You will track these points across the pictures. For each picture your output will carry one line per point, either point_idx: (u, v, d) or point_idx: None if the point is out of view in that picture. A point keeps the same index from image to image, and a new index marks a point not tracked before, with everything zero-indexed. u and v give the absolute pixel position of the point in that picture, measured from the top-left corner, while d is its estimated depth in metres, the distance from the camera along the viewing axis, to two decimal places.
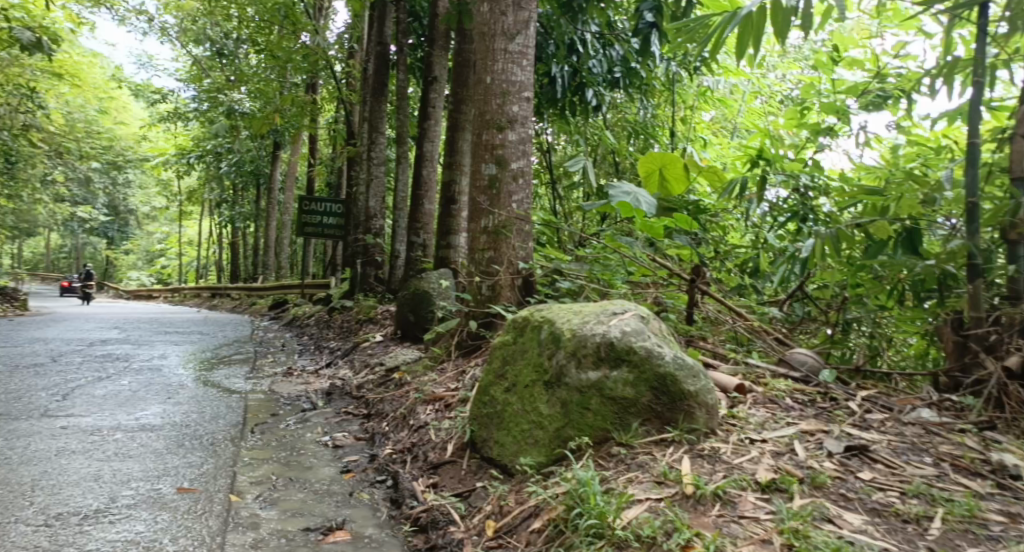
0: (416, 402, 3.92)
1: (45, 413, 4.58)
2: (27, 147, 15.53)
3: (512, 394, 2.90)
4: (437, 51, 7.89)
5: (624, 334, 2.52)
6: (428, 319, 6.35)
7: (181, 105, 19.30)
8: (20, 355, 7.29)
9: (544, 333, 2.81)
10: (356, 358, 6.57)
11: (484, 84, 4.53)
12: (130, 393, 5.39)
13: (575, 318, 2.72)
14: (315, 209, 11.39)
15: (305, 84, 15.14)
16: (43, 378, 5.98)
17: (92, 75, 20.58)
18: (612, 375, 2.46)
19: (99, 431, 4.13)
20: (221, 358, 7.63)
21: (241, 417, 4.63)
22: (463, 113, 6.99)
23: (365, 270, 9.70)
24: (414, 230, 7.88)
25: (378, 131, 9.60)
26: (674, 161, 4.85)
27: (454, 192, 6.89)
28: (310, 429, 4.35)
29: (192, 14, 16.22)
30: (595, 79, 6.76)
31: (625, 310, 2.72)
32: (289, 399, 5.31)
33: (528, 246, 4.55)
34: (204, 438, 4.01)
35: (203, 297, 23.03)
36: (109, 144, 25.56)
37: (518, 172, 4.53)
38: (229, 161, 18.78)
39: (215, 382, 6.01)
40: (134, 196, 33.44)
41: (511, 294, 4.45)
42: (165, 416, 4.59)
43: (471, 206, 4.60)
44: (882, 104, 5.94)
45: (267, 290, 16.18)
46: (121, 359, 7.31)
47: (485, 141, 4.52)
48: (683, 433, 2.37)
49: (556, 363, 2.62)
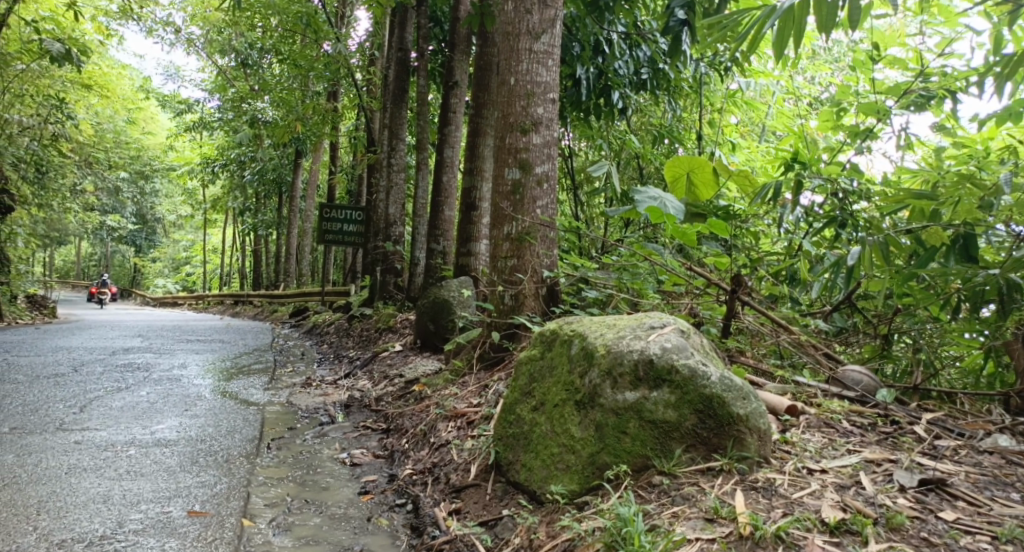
0: (437, 418, 3.72)
1: (60, 427, 4.46)
2: (56, 157, 15.67)
3: (540, 413, 2.69)
4: (459, 55, 7.72)
5: (664, 351, 2.29)
6: (448, 329, 6.16)
7: (206, 114, 19.39)
8: (40, 365, 7.22)
9: (574, 348, 2.60)
10: (376, 368, 6.40)
11: (507, 85, 4.34)
12: (147, 405, 5.26)
13: (608, 333, 2.49)
14: (335, 216, 11.28)
15: (328, 92, 15.12)
16: (62, 389, 5.89)
17: (121, 86, 20.82)
18: (652, 396, 2.25)
19: (112, 447, 3.99)
20: (241, 368, 7.51)
21: (258, 431, 4.47)
22: (486, 118, 6.82)
23: (385, 278, 9.54)
24: (433, 236, 7.69)
25: (399, 137, 9.47)
26: (703, 165, 4.64)
27: (476, 198, 6.71)
28: (327, 445, 4.18)
29: (217, 24, 16.27)
30: (622, 81, 6.54)
31: (664, 323, 2.48)
32: (307, 412, 5.15)
33: (553, 254, 4.36)
34: (219, 455, 3.85)
35: (226, 305, 23.11)
36: (136, 153, 25.85)
37: (543, 176, 4.33)
38: (252, 170, 18.82)
39: (233, 394, 5.87)
40: (161, 204, 33.83)
41: (536, 303, 4.27)
42: (180, 430, 4.45)
43: (494, 212, 4.41)
44: (925, 104, 5.65)
45: (289, 297, 16.14)
46: (141, 368, 7.22)
47: (509, 144, 4.33)
48: (733, 462, 2.17)
49: (589, 382, 2.40)
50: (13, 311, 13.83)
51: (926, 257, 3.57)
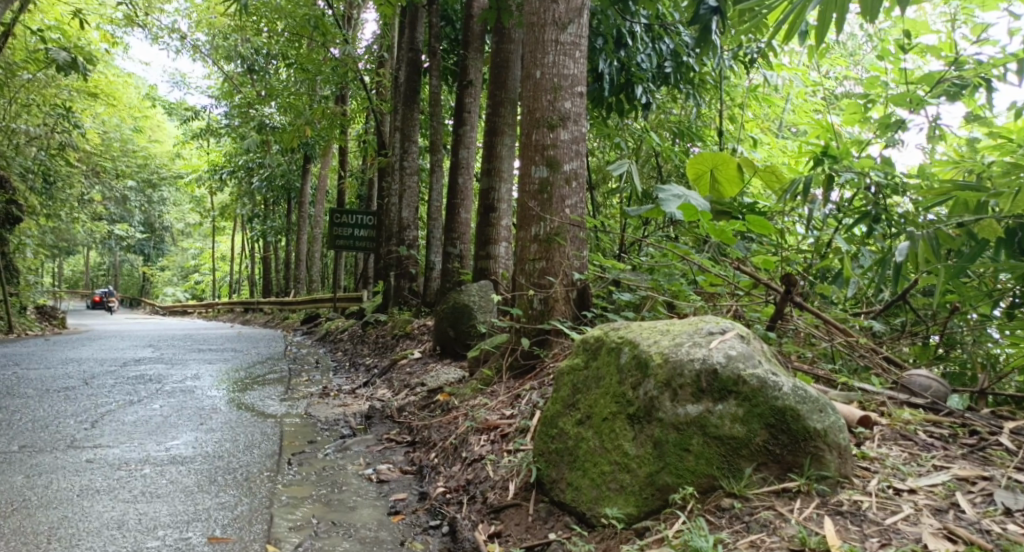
0: (467, 431, 3.52)
1: (72, 445, 4.29)
2: (64, 166, 15.60)
3: (587, 426, 2.50)
4: (473, 54, 7.53)
5: (729, 360, 2.09)
6: (468, 334, 5.98)
7: (214, 121, 19.29)
8: (51, 378, 7.07)
9: (625, 357, 2.40)
10: (395, 377, 6.21)
11: (533, 79, 4.17)
12: (161, 419, 5.09)
13: (664, 340, 2.29)
14: (346, 221, 11.12)
15: (336, 96, 15.00)
16: (73, 403, 5.73)
17: (128, 95, 20.78)
18: (717, 410, 2.05)
19: (126, 465, 3.81)
20: (255, 377, 7.34)
21: (277, 446, 4.28)
22: (504, 116, 6.63)
23: (399, 283, 9.35)
24: (450, 240, 7.48)
25: (411, 139, 9.29)
26: (727, 162, 4.44)
27: (494, 200, 6.53)
28: (350, 460, 3.99)
29: (223, 30, 16.17)
30: (643, 76, 6.37)
31: (723, 328, 2.28)
32: (327, 423, 4.97)
33: (583, 255, 4.17)
34: (238, 472, 3.68)
35: (236, 312, 23.00)
36: (144, 162, 25.84)
37: (572, 174, 4.14)
38: (261, 176, 18.71)
39: (249, 405, 5.69)
40: (170, 212, 33.80)
41: (566, 307, 4.08)
42: (197, 446, 4.27)
43: (520, 212, 4.21)
44: (960, 93, 5.39)
45: (300, 304, 15.99)
46: (154, 380, 7.06)
47: (535, 141, 4.15)
48: (812, 483, 1.97)
49: (644, 395, 2.19)
50: (23, 322, 13.72)
51: (979, 251, 3.34)
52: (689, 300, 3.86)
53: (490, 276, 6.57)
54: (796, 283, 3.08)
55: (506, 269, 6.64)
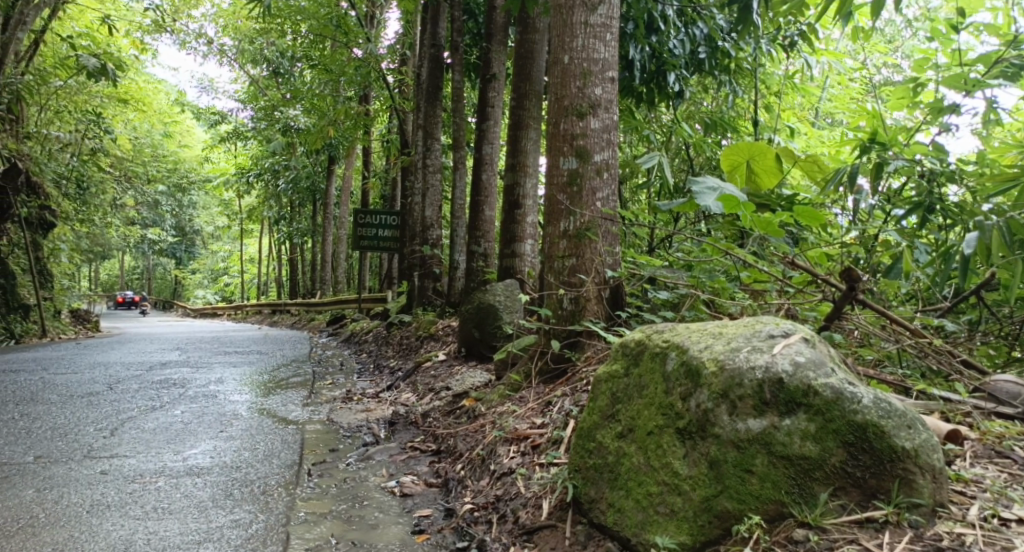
0: (495, 441, 3.28)
1: (88, 455, 4.13)
2: (96, 172, 15.70)
3: (629, 440, 2.24)
4: (496, 46, 7.27)
5: (796, 368, 1.81)
6: (494, 336, 5.75)
7: (240, 125, 19.33)
8: (75, 383, 6.97)
9: (671, 364, 2.13)
10: (419, 380, 6.00)
11: (560, 65, 3.90)
12: (181, 427, 4.92)
13: (717, 343, 2.02)
14: (370, 222, 10.96)
15: (359, 96, 14.87)
16: (94, 410, 5.60)
17: (156, 101, 20.90)
18: (784, 425, 1.77)
19: (140, 477, 3.64)
20: (279, 381, 7.19)
21: (297, 455, 4.08)
22: (530, 109, 6.37)
23: (423, 283, 9.14)
24: (474, 238, 7.25)
25: (434, 137, 9.07)
26: (766, 153, 4.08)
27: (519, 196, 6.29)
28: (373, 470, 3.78)
29: (248, 33, 16.14)
30: (676, 63, 6.08)
31: (785, 330, 1.99)
32: (350, 430, 4.77)
33: (616, 251, 3.90)
34: (256, 485, 3.49)
35: (265, 314, 23.13)
36: (172, 166, 26.02)
37: (603, 165, 3.88)
38: (287, 179, 18.70)
39: (271, 411, 5.51)
40: (198, 216, 34.15)
41: (599, 307, 3.81)
42: (214, 456, 4.09)
43: (548, 206, 3.96)
44: (1020, 74, 4.80)
45: (326, 305, 15.90)
46: (177, 385, 6.92)
47: (564, 130, 3.89)
48: (901, 512, 1.70)
49: (697, 407, 1.93)
50: (57, 326, 13.82)
51: None
52: (733, 299, 3.55)
53: (516, 275, 6.33)
54: (857, 278, 2.76)
55: (532, 268, 6.39)
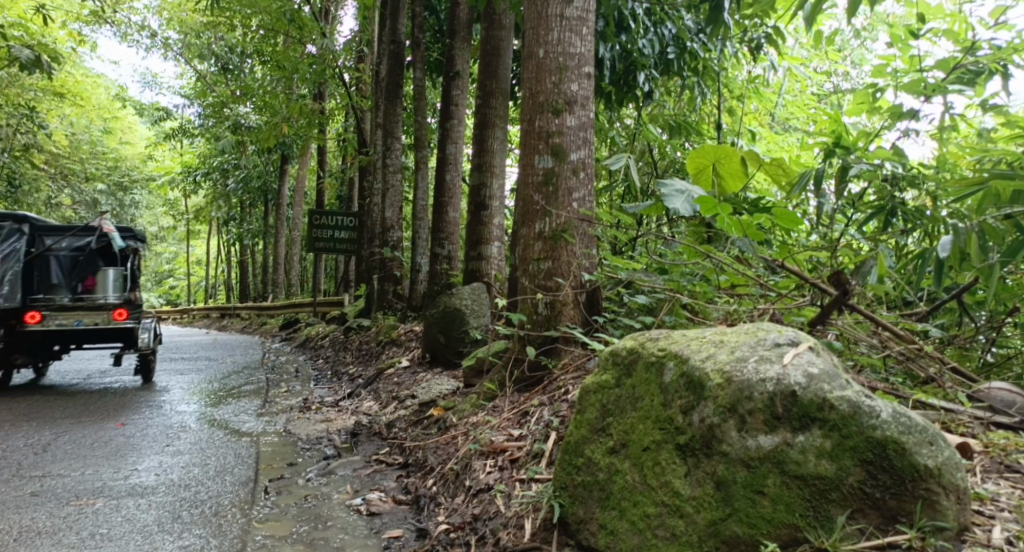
0: (471, 454, 3.12)
1: (17, 474, 3.81)
2: (30, 169, 14.98)
3: (623, 455, 2.10)
4: (459, 43, 7.10)
5: (810, 380, 1.69)
6: (460, 341, 5.58)
7: (187, 122, 18.70)
8: (6, 393, 6.51)
9: (669, 374, 1.99)
10: (381, 387, 5.78)
11: (536, 58, 3.78)
12: (123, 441, 4.61)
13: (719, 350, 1.89)
14: (326, 223, 10.63)
15: (314, 94, 14.49)
16: (25, 423, 5.21)
17: (97, 97, 20.03)
18: (798, 441, 1.65)
19: (76, 499, 3.37)
20: (230, 389, 6.85)
21: (252, 471, 3.84)
22: (496, 107, 6.22)
23: (383, 286, 8.89)
24: (437, 240, 7.06)
25: (394, 136, 8.84)
26: (731, 155, 3.74)
27: (485, 197, 6.14)
28: (336, 486, 3.57)
29: (196, 28, 15.61)
30: (646, 62, 6.03)
31: (792, 338, 1.87)
32: (309, 442, 4.53)
33: (592, 254, 3.77)
34: (206, 506, 3.26)
35: (213, 318, 22.41)
36: (114, 164, 25.03)
37: (579, 164, 3.75)
38: (236, 178, 18.12)
39: (222, 422, 5.22)
40: (143, 216, 32.98)
41: (575, 311, 3.69)
42: (161, 473, 3.81)
43: (521, 207, 3.82)
44: (976, 82, 4.52)
45: (279, 309, 15.42)
46: (118, 395, 6.52)
47: (539, 127, 3.76)
48: (925, 536, 1.58)
49: (702, 422, 1.80)
50: None
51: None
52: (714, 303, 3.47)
53: (482, 278, 6.16)
54: (845, 281, 2.69)
55: (498, 271, 6.24)
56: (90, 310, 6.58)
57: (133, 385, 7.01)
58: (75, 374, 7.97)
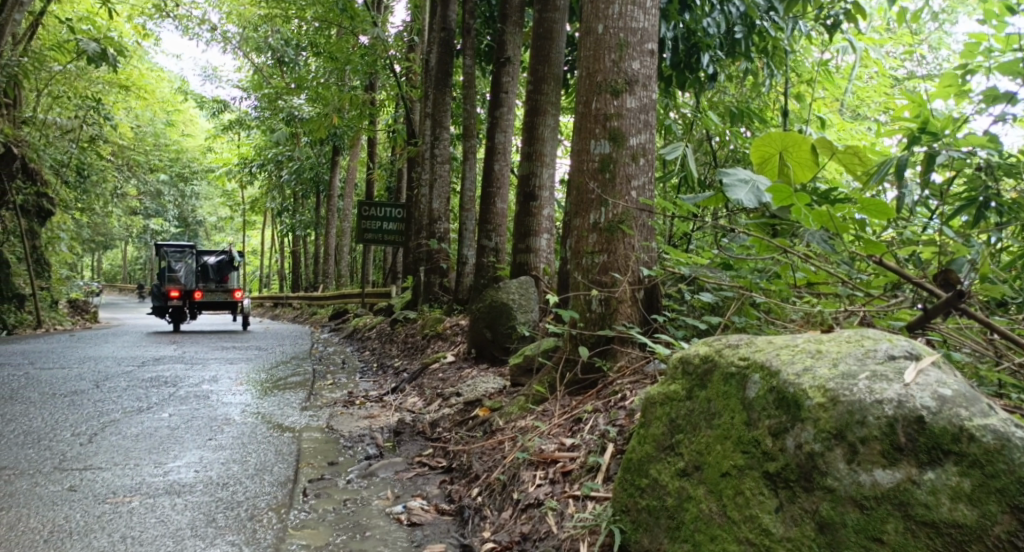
0: (520, 464, 2.87)
1: (59, 466, 3.73)
2: (96, 159, 15.40)
3: (696, 480, 1.80)
4: (511, 28, 6.82)
5: (940, 405, 1.36)
6: (507, 337, 5.34)
7: (244, 114, 18.99)
8: (59, 380, 6.52)
9: (754, 390, 1.68)
10: (425, 383, 5.59)
11: (594, 34, 3.48)
12: (166, 433, 4.51)
13: (817, 362, 1.58)
14: (374, 214, 10.53)
15: (365, 86, 14.42)
16: (75, 410, 5.19)
17: (158, 89, 20.48)
18: (925, 478, 1.33)
19: (111, 497, 3.24)
20: (277, 380, 6.77)
21: (292, 470, 3.66)
22: (548, 93, 5.92)
23: (430, 278, 8.72)
24: (485, 231, 6.83)
25: (443, 125, 8.63)
26: (802, 141, 3.33)
27: (535, 187, 5.86)
28: (377, 491, 3.37)
29: (253, 20, 15.69)
30: (710, 43, 5.67)
31: (908, 352, 1.54)
32: (351, 439, 4.35)
33: (652, 247, 3.47)
34: (242, 509, 3.09)
35: (267, 306, 22.81)
36: (175, 155, 25.67)
37: (639, 149, 3.45)
38: (290, 169, 18.28)
39: (266, 415, 5.10)
40: (200, 207, 33.83)
41: (633, 310, 3.39)
42: (200, 470, 3.67)
43: (575, 196, 3.53)
44: None
45: (329, 299, 15.51)
46: (168, 384, 6.49)
47: (596, 110, 3.46)
48: None
49: (800, 447, 1.49)
50: (53, 317, 13.32)
51: None
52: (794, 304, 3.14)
53: (531, 271, 5.90)
54: (957, 282, 2.39)
55: (548, 264, 5.97)
56: (223, 291, 13.66)
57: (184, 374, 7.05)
58: (147, 354, 8.82)
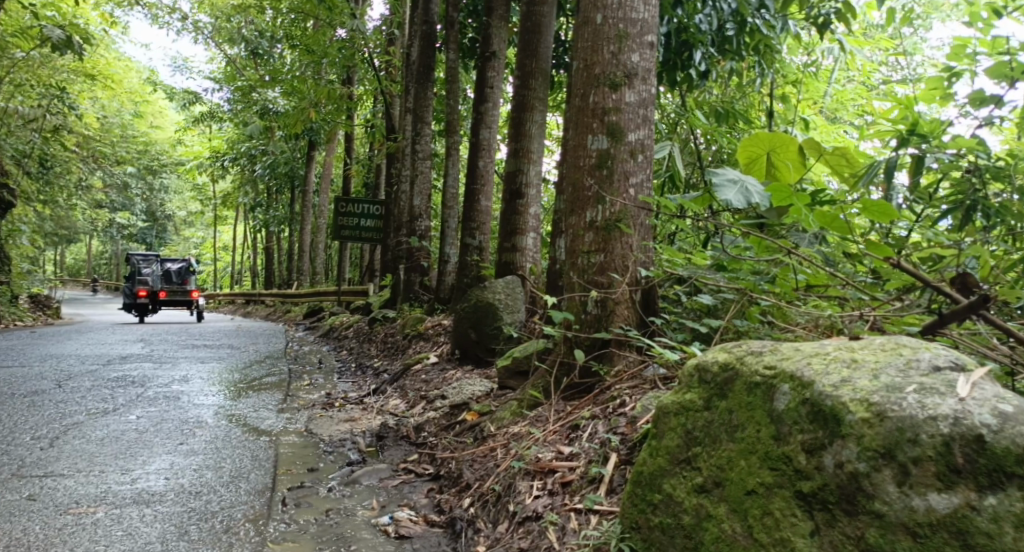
0: (516, 474, 2.73)
1: (17, 474, 3.50)
2: (62, 151, 14.91)
3: (716, 497, 1.68)
4: (496, 22, 6.66)
5: (1001, 422, 1.25)
6: (493, 338, 5.20)
7: (216, 107, 18.55)
8: (20, 379, 6.23)
9: (783, 402, 1.57)
10: (407, 385, 5.43)
11: (593, 25, 3.36)
12: (134, 437, 4.28)
13: (856, 373, 1.47)
14: (352, 211, 10.30)
15: (342, 79, 14.13)
16: (36, 412, 4.92)
17: (128, 80, 19.92)
18: (986, 503, 1.21)
19: (73, 508, 3.03)
20: (251, 381, 6.55)
21: (270, 478, 3.48)
22: (536, 88, 5.78)
23: (409, 277, 8.53)
24: (469, 230, 6.68)
25: (424, 121, 8.45)
26: (790, 142, 3.26)
27: (521, 184, 5.72)
28: (361, 500, 3.21)
29: (226, 11, 15.29)
30: (701, 40, 5.59)
31: (957, 365, 1.43)
32: (331, 444, 4.18)
33: (649, 247, 3.36)
34: (216, 520, 2.91)
35: (238, 303, 22.32)
36: (144, 148, 25.02)
37: (637, 146, 3.33)
38: (263, 164, 17.90)
39: (242, 417, 4.90)
40: (170, 201, 33.07)
41: (630, 312, 3.28)
42: (171, 477, 3.47)
43: (571, 192, 3.41)
44: None
45: (303, 297, 15.20)
46: (136, 384, 6.23)
47: (593, 104, 3.34)
48: None
49: (842, 466, 1.38)
50: (14, 313, 12.82)
51: None
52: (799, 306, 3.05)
53: (517, 271, 5.76)
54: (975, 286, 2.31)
55: (533, 264, 5.84)
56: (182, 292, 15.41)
57: (153, 374, 6.78)
58: (114, 351, 8.51)
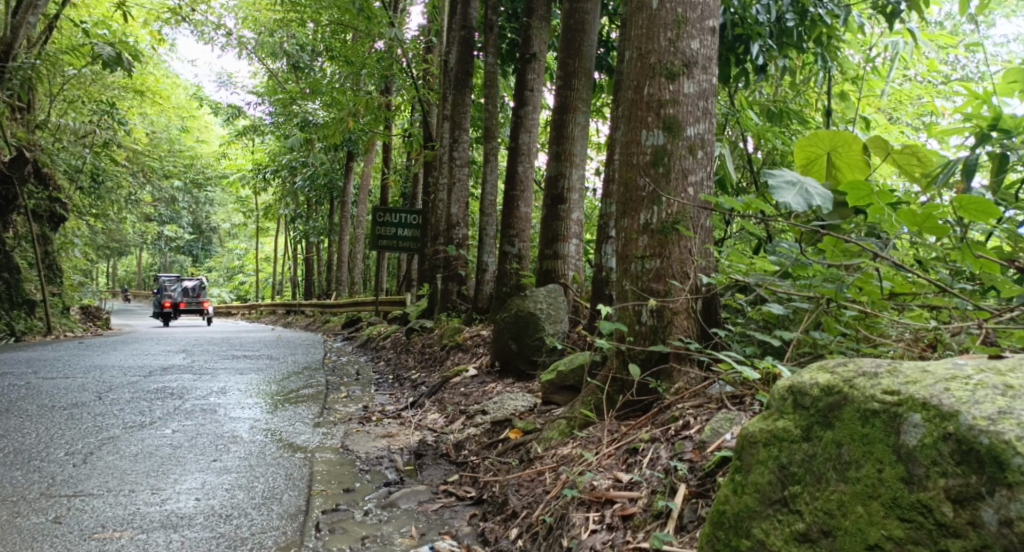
0: (570, 503, 2.46)
1: (46, 493, 3.33)
2: (111, 166, 15.16)
3: (824, 550, 1.39)
4: (537, 23, 6.42)
5: None
6: (535, 350, 4.91)
7: (258, 121, 18.76)
8: (60, 391, 6.17)
9: (914, 437, 1.27)
10: (446, 398, 5.18)
11: (647, 11, 3.09)
12: (168, 453, 4.11)
13: (1017, 403, 1.19)
14: (389, 220, 10.17)
15: (381, 91, 14.07)
16: (73, 426, 4.81)
17: (174, 96, 20.28)
18: None
19: (100, 532, 2.84)
20: (289, 392, 6.39)
21: (304, 500, 3.25)
22: (580, 88, 5.51)
23: (447, 286, 8.31)
24: (508, 237, 6.43)
25: (462, 127, 8.25)
26: (850, 142, 2.97)
27: (564, 189, 5.44)
28: (399, 525, 2.97)
29: (269, 25, 15.40)
30: (760, 32, 5.29)
31: None
32: (368, 461, 3.96)
33: (709, 252, 3.06)
34: (245, 548, 2.68)
35: (279, 313, 22.49)
36: (189, 161, 25.48)
37: (697, 141, 3.04)
38: (304, 176, 18.00)
39: (277, 432, 4.71)
40: (213, 213, 33.66)
41: (689, 323, 2.98)
42: (201, 497, 3.28)
43: (623, 192, 3.13)
44: None
45: (342, 307, 15.15)
46: (174, 396, 6.11)
47: (647, 96, 3.07)
48: None
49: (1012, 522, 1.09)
50: (65, 324, 12.94)
51: None
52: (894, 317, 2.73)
53: (559, 279, 5.47)
54: None
55: (576, 271, 5.54)
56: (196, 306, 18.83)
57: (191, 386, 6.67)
58: (154, 362, 8.48)
